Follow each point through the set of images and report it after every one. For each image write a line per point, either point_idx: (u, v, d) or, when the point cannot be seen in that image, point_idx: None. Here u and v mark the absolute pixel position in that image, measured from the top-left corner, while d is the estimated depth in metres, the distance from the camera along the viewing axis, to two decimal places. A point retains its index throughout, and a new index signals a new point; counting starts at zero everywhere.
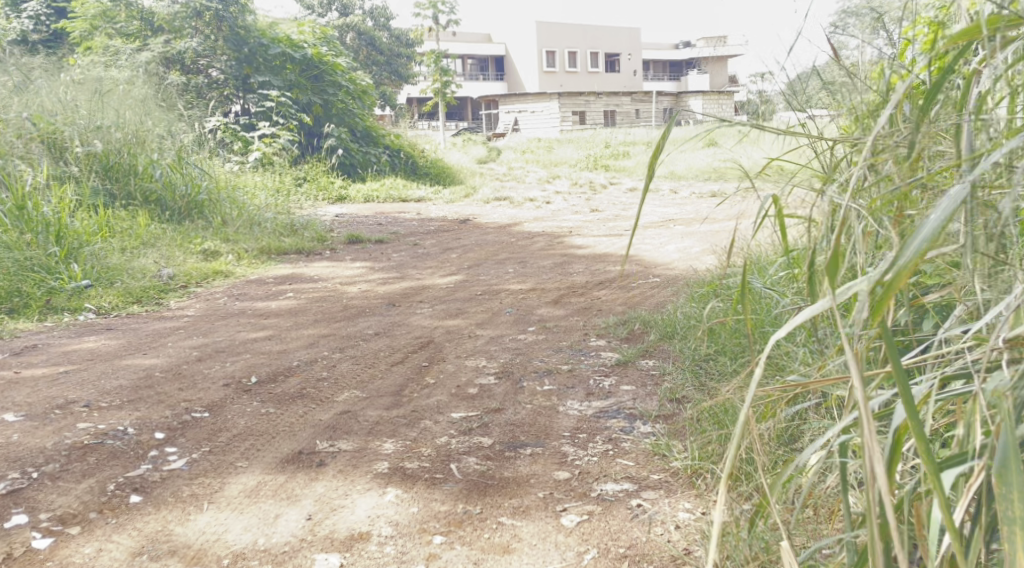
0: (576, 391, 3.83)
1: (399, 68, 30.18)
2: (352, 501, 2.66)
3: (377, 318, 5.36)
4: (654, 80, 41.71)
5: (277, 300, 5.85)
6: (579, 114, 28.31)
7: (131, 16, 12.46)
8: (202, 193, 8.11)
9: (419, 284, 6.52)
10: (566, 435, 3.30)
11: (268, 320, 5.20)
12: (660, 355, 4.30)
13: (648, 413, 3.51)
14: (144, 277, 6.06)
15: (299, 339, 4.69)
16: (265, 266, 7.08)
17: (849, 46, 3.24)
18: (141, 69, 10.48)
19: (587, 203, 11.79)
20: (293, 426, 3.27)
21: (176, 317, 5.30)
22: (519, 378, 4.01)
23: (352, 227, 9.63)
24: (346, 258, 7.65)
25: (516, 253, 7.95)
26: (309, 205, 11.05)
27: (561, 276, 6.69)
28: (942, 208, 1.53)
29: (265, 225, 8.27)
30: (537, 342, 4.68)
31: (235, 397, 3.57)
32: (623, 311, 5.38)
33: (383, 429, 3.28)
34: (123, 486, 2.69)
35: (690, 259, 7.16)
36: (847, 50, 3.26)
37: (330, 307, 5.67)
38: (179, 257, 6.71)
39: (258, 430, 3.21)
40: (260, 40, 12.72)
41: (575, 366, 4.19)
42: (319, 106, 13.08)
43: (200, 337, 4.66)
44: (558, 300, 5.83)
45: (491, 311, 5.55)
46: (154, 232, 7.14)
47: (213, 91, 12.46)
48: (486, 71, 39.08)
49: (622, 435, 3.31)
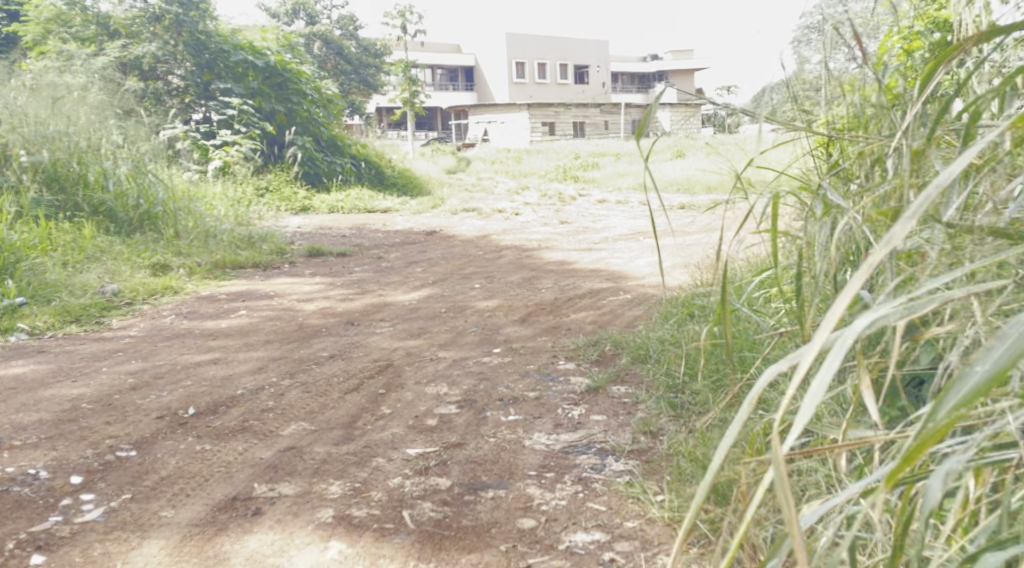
0: (543, 422, 3.54)
1: (367, 77, 29.92)
2: (288, 560, 2.41)
3: (333, 338, 5.03)
4: (623, 93, 41.89)
5: (227, 318, 5.51)
6: (549, 125, 28.23)
7: (86, 21, 12.13)
8: (157, 204, 7.72)
9: (380, 301, 6.21)
10: (532, 475, 3.01)
11: (215, 341, 4.86)
12: (633, 381, 4.02)
13: (621, 447, 3.22)
14: (85, 294, 5.71)
15: (247, 363, 4.36)
16: (218, 281, 6.73)
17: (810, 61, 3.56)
18: (97, 75, 10.11)
19: (555, 215, 11.55)
20: (229, 467, 2.95)
21: (117, 338, 4.95)
22: (482, 408, 3.71)
23: (314, 239, 9.29)
24: (305, 273, 7.32)
25: (483, 267, 7.67)
26: (271, 216, 10.68)
27: (529, 292, 6.41)
28: (994, 358, 1.33)
29: (221, 238, 7.85)
30: (503, 366, 4.39)
31: (168, 432, 3.25)
32: (593, 330, 5.10)
33: (330, 469, 2.98)
34: (24, 544, 2.42)
35: (661, 273, 6.92)
36: (810, 66, 3.59)
37: (285, 326, 5.34)
38: (125, 272, 6.34)
39: (190, 471, 2.90)
40: (221, 46, 12.42)
41: (542, 394, 3.88)
42: (283, 115, 12.68)
43: (139, 361, 4.33)
44: (525, 318, 5.55)
45: (455, 330, 5.24)
46: (100, 244, 6.77)
47: (172, 98, 12.15)
48: (456, 80, 38.67)
49: (592, 474, 3.03)
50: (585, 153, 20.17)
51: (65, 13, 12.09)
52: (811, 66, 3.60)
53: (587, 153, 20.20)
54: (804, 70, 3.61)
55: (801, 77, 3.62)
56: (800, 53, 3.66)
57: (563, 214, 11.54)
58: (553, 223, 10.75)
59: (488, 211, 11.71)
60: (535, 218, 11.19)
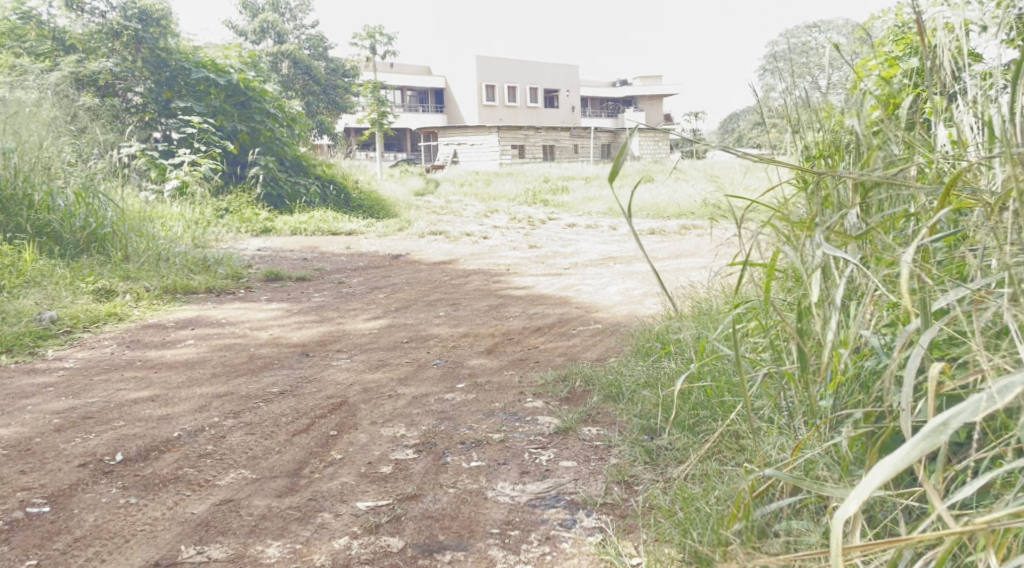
0: (508, 469, 3.24)
1: (336, 98, 29.61)
2: None
3: (284, 372, 4.69)
4: (593, 118, 42.05)
5: (173, 349, 5.15)
6: (518, 148, 28.03)
7: (42, 35, 11.62)
8: (106, 224, 7.32)
9: (337, 330, 5.88)
10: (494, 534, 2.74)
11: (156, 375, 4.52)
12: (605, 421, 3.73)
13: (593, 499, 2.93)
14: (20, 321, 5.36)
15: (188, 400, 4.02)
16: (167, 307, 6.38)
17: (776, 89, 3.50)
18: (52, 89, 9.78)
19: (524, 239, 11.27)
20: (155, 525, 2.72)
21: (49, 372, 4.60)
22: (442, 452, 3.40)
23: (274, 263, 8.93)
24: (261, 299, 6.97)
25: (449, 293, 7.38)
26: (230, 237, 10.30)
27: (497, 321, 6.12)
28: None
29: (174, 260, 7.43)
30: (466, 404, 4.07)
31: (89, 482, 2.97)
32: (562, 364, 4.81)
33: (269, 527, 2.72)
34: None
35: (633, 302, 6.65)
36: (777, 94, 3.56)
37: (234, 357, 5.00)
38: (66, 298, 5.99)
39: (109, 530, 2.68)
40: (182, 63, 12.07)
41: (507, 436, 3.57)
42: (245, 134, 12.31)
43: (70, 398, 3.99)
44: (491, 350, 5.24)
45: (416, 363, 4.93)
46: (41, 268, 6.42)
47: (131, 116, 11.79)
48: (426, 101, 38.47)
49: (561, 531, 2.75)
50: (554, 176, 20.04)
51: (19, 27, 11.51)
52: (776, 94, 3.57)
53: (557, 177, 20.06)
54: (770, 97, 3.57)
55: (766, 104, 3.58)
56: (765, 81, 3.63)
57: (533, 238, 11.30)
58: (522, 247, 10.49)
59: (456, 234, 11.42)
60: (504, 242, 10.93)
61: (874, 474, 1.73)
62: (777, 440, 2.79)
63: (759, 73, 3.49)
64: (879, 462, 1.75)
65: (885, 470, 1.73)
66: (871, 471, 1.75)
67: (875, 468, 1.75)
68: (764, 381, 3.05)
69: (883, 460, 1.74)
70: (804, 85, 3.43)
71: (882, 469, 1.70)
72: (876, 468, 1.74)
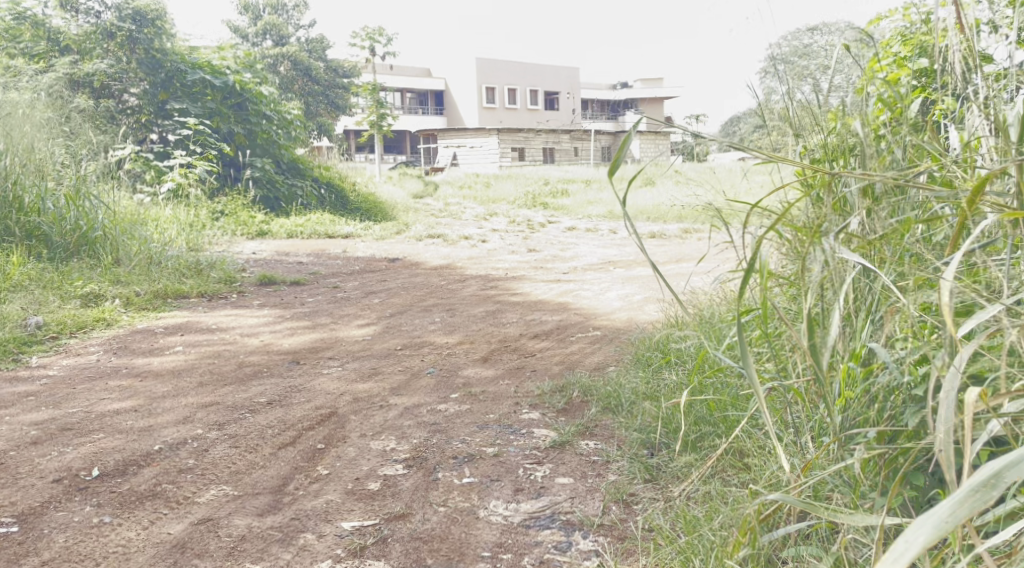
0: (500, 486, 3.10)
1: (336, 99, 29.40)
2: None
3: (274, 381, 4.56)
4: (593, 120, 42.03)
5: (160, 356, 5.02)
6: (517, 151, 28.01)
7: (37, 36, 11.41)
8: (97, 227, 7.19)
9: (330, 337, 5.74)
10: (485, 558, 2.61)
11: (142, 384, 4.39)
12: (602, 434, 3.59)
13: (590, 520, 2.80)
14: (6, 326, 5.24)
15: (172, 411, 3.88)
16: (156, 313, 6.24)
17: (777, 91, 3.37)
18: (47, 90, 9.65)
19: (523, 243, 11.12)
20: (128, 546, 2.60)
21: (32, 380, 4.47)
22: (433, 468, 3.27)
23: (268, 266, 8.80)
24: (254, 303, 6.84)
25: (446, 299, 7.23)
26: (225, 239, 10.19)
27: (492, 327, 5.99)
28: None
29: (167, 263, 7.31)
30: (459, 416, 3.94)
31: (63, 500, 2.84)
32: (559, 373, 4.68)
33: (248, 549, 2.60)
34: None
35: (632, 308, 6.54)
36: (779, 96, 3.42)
37: (223, 365, 4.87)
38: (53, 303, 5.87)
39: (80, 552, 2.56)
40: (178, 64, 11.91)
41: (502, 451, 3.44)
42: (242, 136, 12.20)
43: (49, 409, 3.86)
44: (486, 358, 5.10)
45: (409, 372, 4.79)
46: (28, 272, 6.29)
47: (126, 117, 11.68)
48: (426, 104, 38.42)
49: (555, 556, 2.63)
50: (555, 179, 19.95)
51: (13, 28, 11.25)
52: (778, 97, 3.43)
53: (557, 180, 19.97)
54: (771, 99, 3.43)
55: (768, 107, 3.45)
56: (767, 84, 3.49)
57: (531, 242, 11.19)
58: (521, 251, 10.37)
59: (454, 237, 11.31)
60: (502, 245, 10.80)
61: (912, 535, 1.50)
62: (784, 458, 2.67)
63: (760, 75, 3.36)
64: (917, 517, 1.52)
65: (924, 529, 1.50)
66: (909, 526, 1.52)
67: (911, 523, 1.52)
68: (770, 394, 2.92)
69: (923, 515, 1.52)
70: (806, 86, 3.29)
71: (927, 529, 1.48)
72: (915, 524, 1.51)
